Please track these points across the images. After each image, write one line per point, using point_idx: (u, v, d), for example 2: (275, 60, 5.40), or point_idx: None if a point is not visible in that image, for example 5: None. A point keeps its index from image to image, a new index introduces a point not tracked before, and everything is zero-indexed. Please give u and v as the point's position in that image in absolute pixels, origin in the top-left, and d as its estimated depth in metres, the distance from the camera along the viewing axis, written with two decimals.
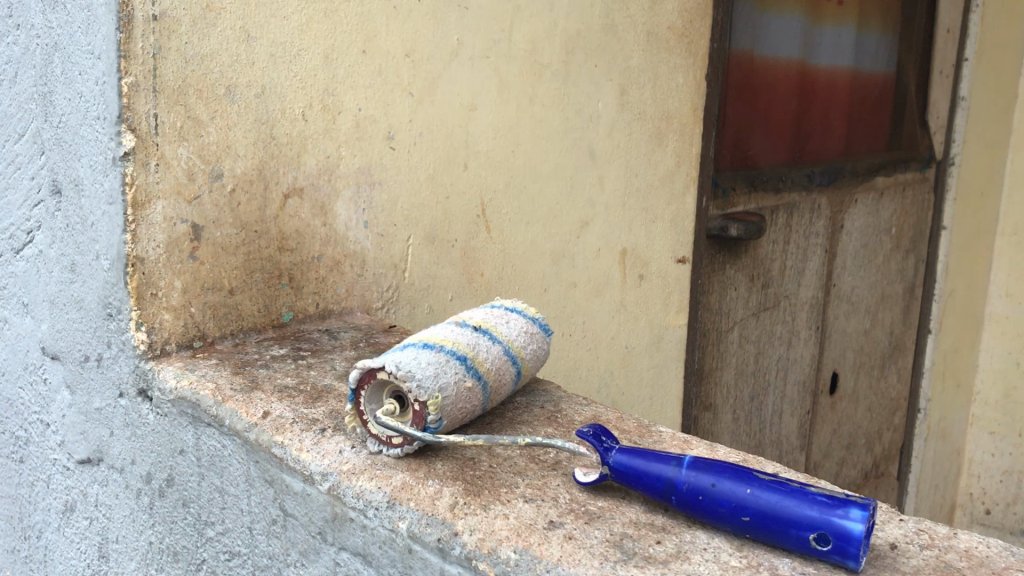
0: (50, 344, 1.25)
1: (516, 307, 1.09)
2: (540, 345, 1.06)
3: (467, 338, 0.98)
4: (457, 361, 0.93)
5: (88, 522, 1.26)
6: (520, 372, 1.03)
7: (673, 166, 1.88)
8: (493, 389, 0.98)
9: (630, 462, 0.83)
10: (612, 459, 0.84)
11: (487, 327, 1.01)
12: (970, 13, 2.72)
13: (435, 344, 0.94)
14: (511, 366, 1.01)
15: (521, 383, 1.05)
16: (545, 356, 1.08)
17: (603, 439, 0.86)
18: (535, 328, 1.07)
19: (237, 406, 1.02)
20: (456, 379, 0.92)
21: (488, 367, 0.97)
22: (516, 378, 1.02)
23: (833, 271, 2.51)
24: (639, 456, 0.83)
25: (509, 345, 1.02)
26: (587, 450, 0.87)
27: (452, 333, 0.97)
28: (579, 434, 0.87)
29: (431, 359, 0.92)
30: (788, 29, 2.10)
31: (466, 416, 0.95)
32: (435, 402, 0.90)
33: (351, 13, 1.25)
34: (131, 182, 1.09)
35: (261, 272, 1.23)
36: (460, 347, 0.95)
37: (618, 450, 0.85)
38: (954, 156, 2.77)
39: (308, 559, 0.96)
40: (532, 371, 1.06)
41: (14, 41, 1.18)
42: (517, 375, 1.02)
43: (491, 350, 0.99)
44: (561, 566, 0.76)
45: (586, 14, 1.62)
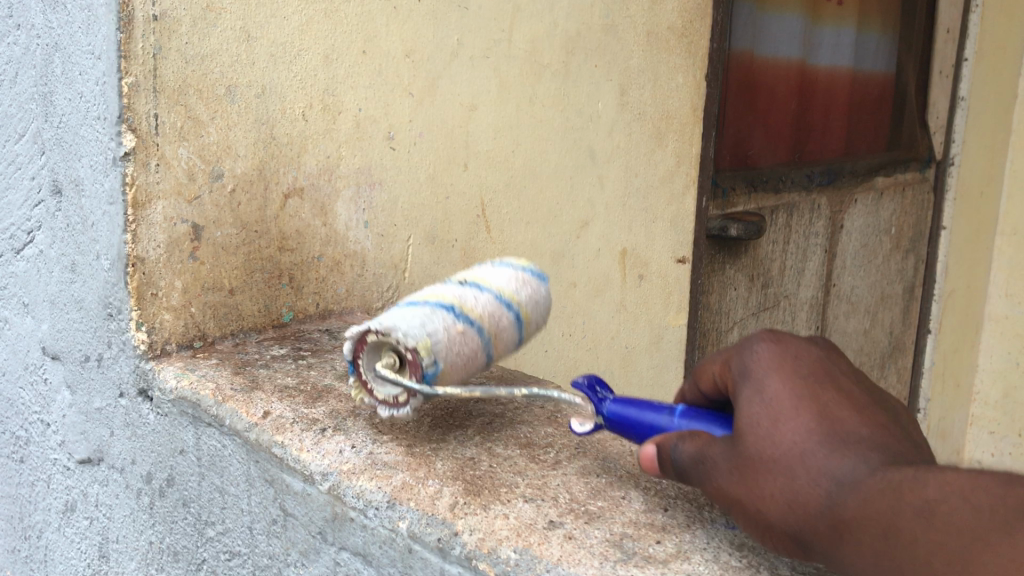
0: (50, 344, 1.25)
1: (505, 262, 1.09)
2: (536, 288, 1.05)
3: (454, 292, 0.98)
4: (444, 311, 0.93)
5: (88, 522, 1.26)
6: (523, 322, 1.02)
7: (673, 166, 1.88)
8: (492, 332, 0.97)
9: (623, 411, 0.84)
10: (605, 408, 0.85)
11: (474, 281, 1.01)
12: (970, 14, 2.72)
13: (420, 301, 0.95)
14: (506, 309, 1.00)
15: (524, 337, 1.04)
16: (545, 300, 1.07)
17: (598, 390, 0.86)
18: (526, 275, 1.06)
19: (237, 406, 1.02)
20: (444, 325, 0.92)
21: (480, 312, 0.96)
22: (517, 323, 1.01)
23: (833, 271, 2.51)
24: (631, 406, 0.83)
25: (501, 292, 1.01)
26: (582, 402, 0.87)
27: (438, 291, 0.98)
28: (574, 386, 0.87)
29: (417, 313, 0.92)
30: (788, 31, 2.11)
31: (466, 364, 0.94)
32: (425, 345, 0.89)
33: (351, 13, 1.25)
34: (131, 181, 1.08)
35: (262, 272, 1.23)
36: (446, 299, 0.96)
37: (612, 400, 0.85)
38: (954, 156, 2.79)
39: (308, 559, 0.96)
40: (534, 325, 1.05)
41: (14, 42, 1.18)
42: (518, 325, 1.02)
43: (480, 298, 0.98)
44: (561, 566, 0.76)
45: (585, 14, 1.62)
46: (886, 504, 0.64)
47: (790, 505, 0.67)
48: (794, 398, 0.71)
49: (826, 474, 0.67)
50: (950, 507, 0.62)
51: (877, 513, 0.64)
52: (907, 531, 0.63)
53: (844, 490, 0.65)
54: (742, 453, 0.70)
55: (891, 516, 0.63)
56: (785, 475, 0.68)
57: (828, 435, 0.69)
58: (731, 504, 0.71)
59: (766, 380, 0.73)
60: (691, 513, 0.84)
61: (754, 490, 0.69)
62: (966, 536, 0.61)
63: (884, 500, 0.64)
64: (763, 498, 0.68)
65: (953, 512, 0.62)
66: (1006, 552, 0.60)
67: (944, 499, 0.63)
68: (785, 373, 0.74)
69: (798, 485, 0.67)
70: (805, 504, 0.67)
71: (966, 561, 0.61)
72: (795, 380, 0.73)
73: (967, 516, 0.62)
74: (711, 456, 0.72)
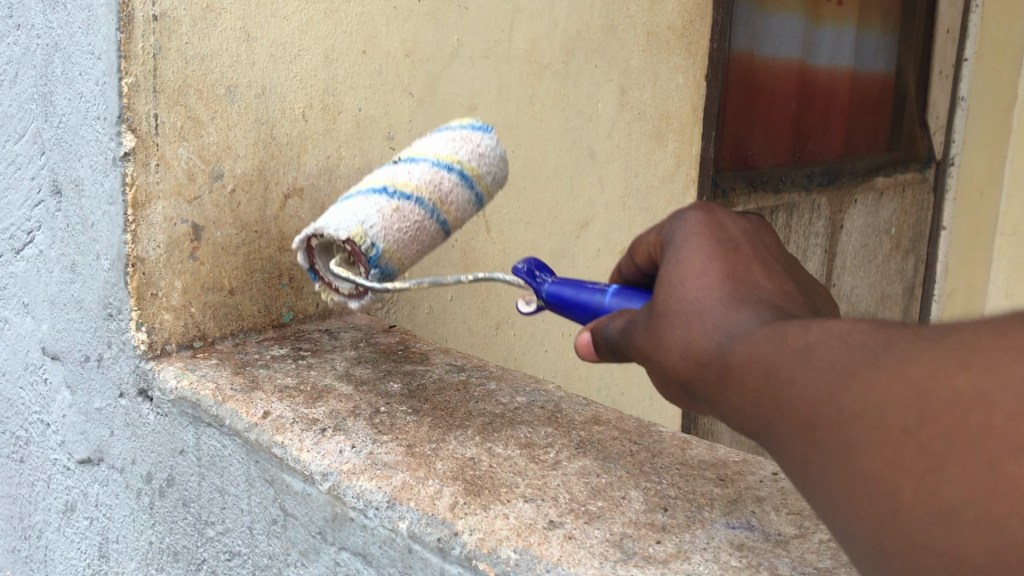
0: (50, 344, 1.25)
1: (449, 125, 1.19)
2: (482, 143, 1.15)
3: (389, 174, 1.12)
4: (378, 196, 1.09)
5: (88, 522, 1.26)
6: (472, 179, 1.14)
7: (673, 166, 1.88)
8: (436, 199, 1.11)
9: (559, 292, 0.88)
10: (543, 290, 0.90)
11: (412, 155, 1.14)
12: (970, 14, 2.71)
13: (355, 194, 1.11)
14: (448, 173, 1.12)
15: (481, 191, 1.16)
16: (499, 153, 1.17)
17: (536, 273, 0.93)
18: (470, 133, 1.16)
19: (237, 406, 1.02)
20: (376, 209, 1.07)
21: (417, 185, 1.10)
22: (465, 182, 1.13)
23: (833, 271, 2.51)
24: (564, 288, 0.88)
25: (440, 159, 1.12)
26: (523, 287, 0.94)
27: (377, 176, 1.13)
28: (515, 271, 0.94)
29: (351, 205, 1.08)
30: (788, 31, 2.11)
31: (416, 233, 1.09)
32: (358, 233, 1.04)
33: (352, 13, 1.25)
34: (131, 181, 1.08)
35: (262, 272, 1.23)
36: (381, 183, 1.10)
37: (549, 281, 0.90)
38: (954, 156, 2.77)
39: (308, 559, 0.96)
40: (490, 175, 1.16)
41: (14, 42, 1.18)
42: (467, 185, 1.13)
43: (416, 171, 1.11)
44: (561, 566, 0.76)
45: (585, 14, 1.62)
46: (771, 349, 0.54)
47: (687, 357, 0.60)
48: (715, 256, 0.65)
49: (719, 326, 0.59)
50: (829, 345, 0.51)
51: (762, 358, 0.54)
52: (787, 375, 0.52)
53: (732, 341, 0.57)
54: (652, 308, 0.65)
55: (774, 357, 0.54)
56: (684, 327, 0.61)
57: (740, 293, 0.61)
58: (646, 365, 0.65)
59: (690, 245, 0.68)
60: (691, 513, 0.84)
61: (656, 345, 0.63)
62: (838, 368, 0.50)
63: (767, 346, 0.54)
64: (667, 353, 0.62)
65: (831, 350, 0.51)
66: (872, 381, 0.48)
67: (825, 337, 0.52)
68: (715, 237, 0.68)
69: (695, 336, 0.60)
70: (699, 355, 0.59)
71: (833, 394, 0.49)
72: (716, 242, 0.67)
73: (845, 354, 0.50)
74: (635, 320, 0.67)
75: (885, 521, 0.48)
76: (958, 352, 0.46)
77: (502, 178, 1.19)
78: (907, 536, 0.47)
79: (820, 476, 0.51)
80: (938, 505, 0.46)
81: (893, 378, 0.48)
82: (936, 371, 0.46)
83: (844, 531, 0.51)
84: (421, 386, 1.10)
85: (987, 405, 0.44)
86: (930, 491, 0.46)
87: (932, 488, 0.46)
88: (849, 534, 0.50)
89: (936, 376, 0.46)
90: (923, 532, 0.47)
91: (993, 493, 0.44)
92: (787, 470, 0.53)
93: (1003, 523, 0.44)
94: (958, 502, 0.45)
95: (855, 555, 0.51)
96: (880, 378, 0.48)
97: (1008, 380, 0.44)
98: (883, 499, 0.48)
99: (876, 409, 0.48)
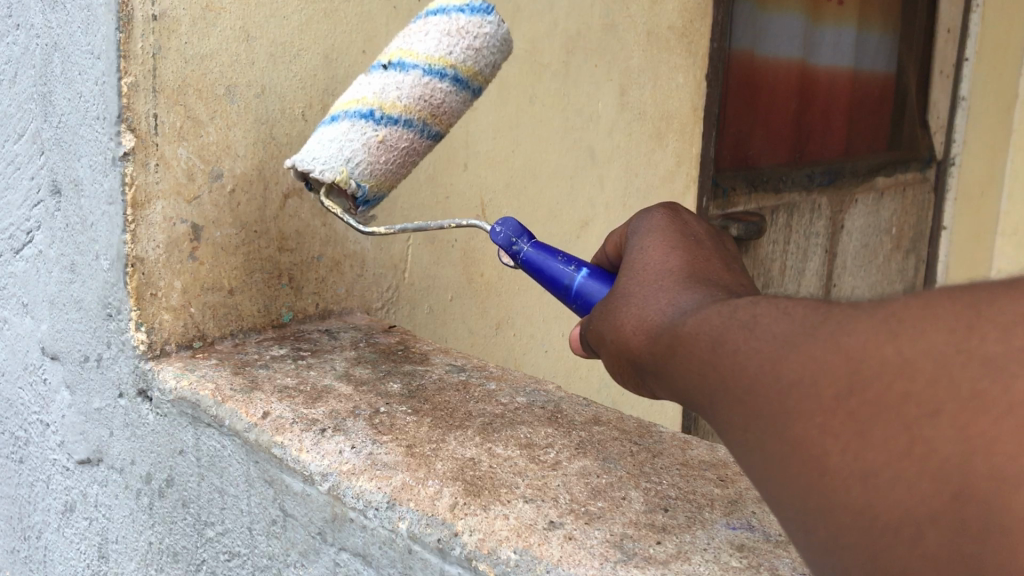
0: (50, 344, 1.25)
1: (443, 2, 1.15)
2: (475, 33, 1.13)
3: (377, 87, 1.12)
4: (362, 121, 1.11)
5: (88, 522, 1.26)
6: (466, 79, 1.15)
7: (673, 166, 1.89)
8: (427, 111, 1.14)
9: (535, 254, 0.99)
10: (521, 252, 1.00)
11: (400, 58, 1.13)
12: (969, 14, 2.71)
13: (342, 112, 1.12)
14: (439, 80, 1.12)
15: (477, 80, 1.17)
16: (499, 33, 1.15)
17: (514, 240, 1.01)
18: (461, 20, 1.12)
19: (237, 406, 1.02)
20: (363, 143, 1.11)
21: (405, 104, 1.12)
22: (456, 83, 1.14)
23: (834, 271, 2.51)
24: (541, 252, 0.99)
25: (430, 62, 1.12)
26: (503, 250, 1.03)
27: (364, 87, 1.13)
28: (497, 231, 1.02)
29: (336, 136, 1.11)
30: (788, 30, 2.11)
31: (404, 155, 1.16)
32: (343, 173, 1.11)
33: (351, 13, 1.26)
34: (131, 181, 1.08)
35: (262, 272, 1.23)
36: (366, 104, 1.11)
37: (528, 246, 1.00)
38: (954, 156, 2.78)
39: (308, 560, 0.96)
40: (487, 62, 1.16)
41: (14, 41, 1.18)
42: (461, 85, 1.15)
43: (403, 84, 1.12)
44: (561, 566, 0.76)
45: (586, 13, 1.62)
46: (717, 319, 0.56)
47: (646, 336, 0.63)
48: (684, 262, 0.70)
49: (675, 304, 0.63)
50: (773, 318, 0.53)
51: (707, 326, 0.56)
52: (732, 342, 0.54)
53: (686, 314, 0.61)
54: (617, 294, 0.70)
55: (718, 326, 0.56)
56: (647, 310, 0.65)
57: (703, 288, 0.65)
58: (608, 344, 0.69)
59: (654, 245, 0.74)
60: (691, 513, 0.84)
61: (621, 331, 0.66)
62: (780, 340, 0.51)
63: (715, 319, 0.56)
64: (627, 329, 0.65)
65: (774, 322, 0.52)
66: (809, 351, 0.49)
67: (770, 310, 0.54)
68: (689, 249, 0.73)
69: (655, 316, 0.63)
70: (655, 330, 0.62)
71: (774, 363, 0.51)
72: (679, 242, 0.74)
73: (786, 324, 0.52)
74: (601, 305, 0.72)
75: (813, 487, 0.48)
76: (889, 322, 0.47)
77: (503, 54, 1.18)
78: (831, 500, 0.48)
79: (760, 443, 0.51)
80: (861, 468, 0.46)
81: (828, 347, 0.48)
82: (867, 339, 0.47)
83: (778, 499, 0.51)
84: (421, 386, 1.10)
85: (910, 371, 0.45)
86: (855, 454, 0.46)
87: (856, 452, 0.46)
88: (782, 502, 0.51)
89: (867, 345, 0.47)
90: (844, 496, 0.47)
91: (909, 454, 0.44)
92: (730, 442, 0.54)
93: (918, 485, 0.44)
94: (877, 465, 0.46)
95: (788, 525, 0.51)
96: (817, 348, 0.49)
97: (930, 347, 0.45)
98: (810, 463, 0.48)
99: (811, 377, 0.48)
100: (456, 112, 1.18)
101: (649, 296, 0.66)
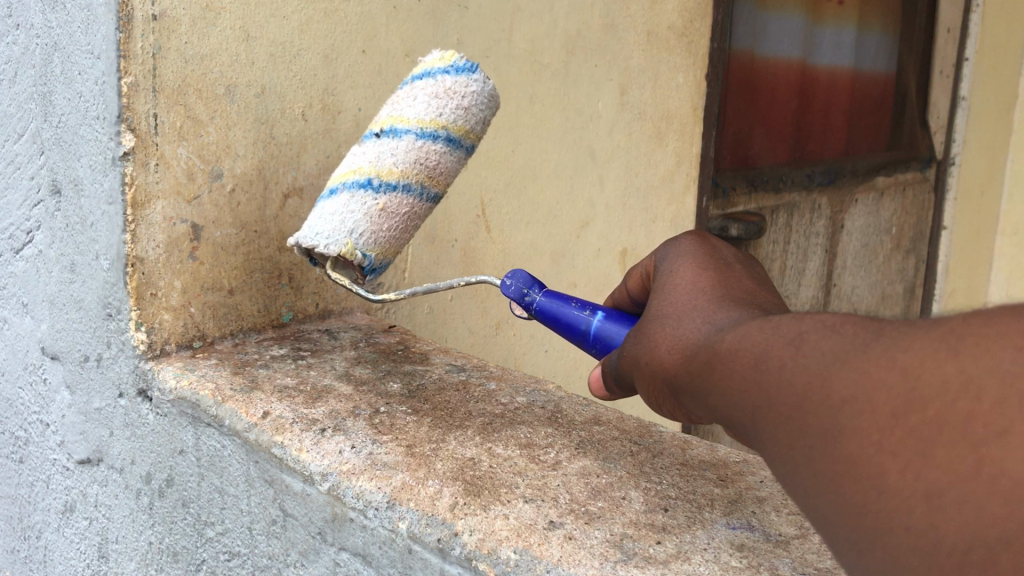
0: (50, 344, 1.25)
1: (428, 65, 1.16)
2: (464, 94, 1.14)
3: (372, 156, 1.13)
4: (362, 192, 1.11)
5: (88, 522, 1.26)
6: (458, 138, 1.15)
7: (673, 166, 1.89)
8: (424, 176, 1.14)
9: (548, 304, 0.99)
10: (534, 305, 1.00)
11: (393, 124, 1.13)
12: (970, 14, 2.71)
13: (340, 185, 1.13)
14: (433, 142, 1.13)
15: (470, 140, 1.17)
16: (484, 92, 1.15)
17: (526, 291, 1.01)
18: (449, 82, 1.14)
19: (237, 406, 1.02)
20: (364, 213, 1.11)
21: (403, 169, 1.12)
22: (451, 145, 1.15)
23: (834, 271, 2.51)
24: (554, 300, 0.98)
25: (422, 126, 1.12)
26: (515, 302, 1.03)
27: (360, 158, 1.13)
28: (507, 291, 1.02)
29: (337, 210, 1.11)
30: (789, 30, 2.11)
31: (407, 221, 1.15)
32: (348, 245, 1.10)
33: (351, 13, 1.26)
34: (131, 181, 1.08)
35: (262, 272, 1.23)
36: (364, 174, 1.12)
37: (540, 298, 1.00)
38: (954, 156, 2.77)
39: (308, 559, 0.96)
40: (477, 120, 1.16)
41: (14, 41, 1.18)
42: (454, 144, 1.15)
43: (399, 149, 1.12)
44: (561, 566, 0.76)
45: (585, 13, 1.62)
46: (758, 336, 0.58)
47: (682, 355, 0.65)
48: (715, 281, 0.72)
49: (711, 325, 0.65)
50: (820, 334, 0.54)
51: (747, 343, 0.58)
52: (777, 357, 0.55)
53: (721, 332, 0.62)
54: (648, 316, 0.72)
55: (760, 344, 0.57)
56: (682, 331, 0.67)
57: (738, 307, 0.67)
58: (641, 365, 0.70)
59: (684, 267, 0.76)
60: (691, 514, 0.84)
61: (655, 351, 0.68)
62: (828, 357, 0.52)
63: (757, 336, 0.58)
64: (662, 350, 0.67)
65: (820, 339, 0.54)
66: (861, 368, 0.50)
67: (816, 327, 0.55)
68: (721, 271, 0.74)
69: (690, 336, 0.65)
70: (691, 349, 0.64)
71: (823, 379, 0.51)
72: (708, 263, 0.76)
73: (833, 339, 0.53)
74: (634, 327, 0.74)
75: (869, 506, 0.49)
76: (948, 339, 0.47)
77: (493, 109, 1.18)
78: (889, 520, 0.48)
79: (808, 461, 0.52)
80: (922, 489, 0.47)
81: (882, 364, 0.49)
82: (925, 355, 0.48)
83: (828, 517, 0.52)
84: (421, 386, 1.10)
85: (975, 390, 0.46)
86: (915, 473, 0.47)
87: (917, 472, 0.47)
88: (833, 521, 0.51)
89: (925, 362, 0.47)
90: (903, 516, 0.47)
91: (976, 474, 0.45)
92: (775, 460, 0.55)
93: (985, 507, 0.44)
94: (941, 485, 0.46)
95: (837, 543, 0.52)
96: (870, 365, 0.50)
97: (996, 364, 0.45)
98: (867, 482, 0.49)
99: (865, 395, 0.49)
100: (453, 172, 1.18)
101: (684, 318, 0.68)
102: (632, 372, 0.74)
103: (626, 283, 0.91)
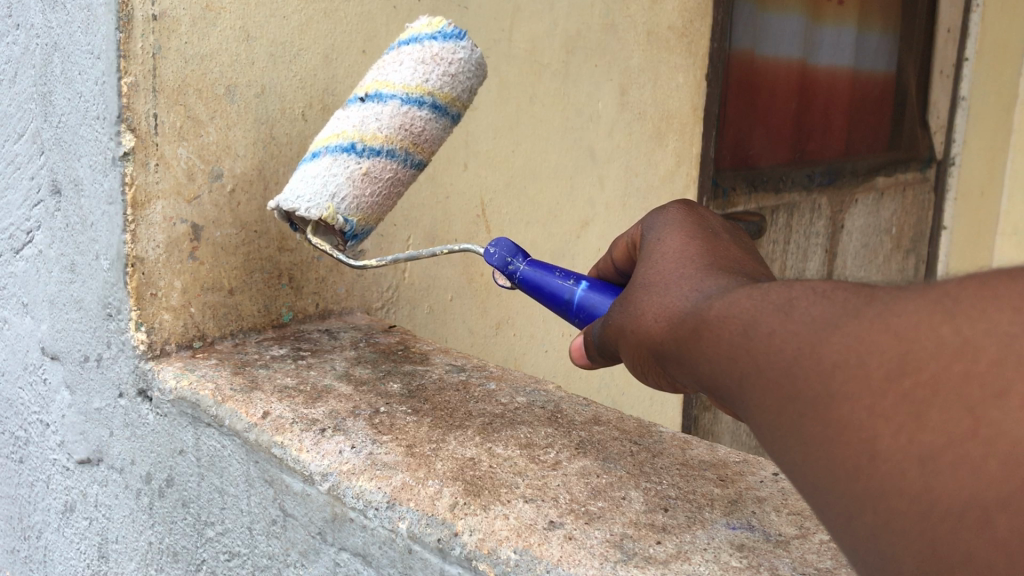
0: (50, 344, 1.25)
1: (415, 30, 1.15)
2: (450, 60, 1.13)
3: (356, 120, 1.13)
4: (344, 156, 1.11)
5: (88, 522, 1.26)
6: (444, 105, 1.15)
7: (673, 165, 1.89)
8: (408, 141, 1.14)
9: (533, 273, 0.99)
10: (518, 274, 1.00)
11: (378, 88, 1.13)
12: (970, 14, 2.71)
13: (323, 149, 1.13)
14: (418, 108, 1.13)
15: (457, 108, 1.18)
16: (473, 59, 1.15)
17: (510, 260, 1.01)
18: (436, 47, 1.13)
19: (237, 406, 1.02)
20: (347, 176, 1.11)
21: (386, 133, 1.12)
22: (437, 111, 1.15)
23: (833, 271, 2.51)
24: (540, 269, 0.99)
25: (407, 91, 1.12)
26: (498, 271, 1.03)
27: (343, 122, 1.14)
28: (488, 256, 1.02)
29: (319, 173, 1.11)
30: (789, 30, 2.10)
31: (390, 186, 1.16)
32: (329, 210, 1.10)
33: (351, 13, 1.26)
34: (131, 181, 1.08)
35: (262, 273, 1.23)
36: (347, 137, 1.12)
37: (525, 266, 1.00)
38: (954, 156, 2.77)
39: (308, 560, 0.96)
40: (465, 88, 1.16)
41: (14, 42, 1.18)
42: (440, 112, 1.15)
43: (383, 113, 1.13)
44: (561, 566, 0.76)
45: (585, 13, 1.61)
46: (748, 302, 0.57)
47: (670, 323, 0.65)
48: (703, 250, 0.72)
49: (698, 292, 0.65)
50: (811, 301, 0.53)
51: (736, 310, 0.58)
52: (767, 325, 0.55)
53: (709, 298, 0.63)
54: (637, 284, 0.72)
55: (749, 310, 0.57)
56: (670, 299, 0.66)
57: (726, 275, 0.67)
58: (629, 334, 0.71)
59: (671, 235, 0.76)
60: (691, 513, 0.84)
61: (643, 320, 0.68)
62: (820, 323, 0.51)
63: (745, 302, 0.58)
64: (649, 318, 0.67)
65: (811, 305, 0.53)
66: (854, 332, 0.49)
67: (806, 294, 0.54)
68: (709, 241, 0.74)
69: (678, 304, 0.65)
70: (679, 317, 0.64)
71: (815, 345, 0.51)
72: (695, 232, 0.76)
73: (822, 306, 0.52)
74: (621, 297, 0.74)
75: (861, 472, 0.48)
76: (944, 302, 0.46)
77: (480, 78, 1.18)
78: (882, 486, 0.47)
79: (800, 429, 0.51)
80: (916, 453, 0.45)
81: (876, 329, 0.48)
82: (920, 320, 0.47)
83: (819, 486, 0.51)
84: (421, 386, 1.10)
85: (971, 352, 0.44)
86: (908, 437, 0.46)
87: (911, 435, 0.46)
88: (825, 490, 0.50)
89: (921, 326, 0.47)
90: (896, 481, 0.46)
91: (973, 437, 0.43)
92: (765, 429, 0.54)
93: (983, 469, 0.43)
94: (935, 449, 0.45)
95: (828, 514, 0.51)
96: (863, 329, 0.49)
97: (993, 327, 0.44)
98: (859, 449, 0.48)
99: (858, 359, 0.48)
100: (438, 140, 1.18)
101: (671, 286, 0.68)
102: (620, 344, 0.74)
103: (611, 253, 0.91)
